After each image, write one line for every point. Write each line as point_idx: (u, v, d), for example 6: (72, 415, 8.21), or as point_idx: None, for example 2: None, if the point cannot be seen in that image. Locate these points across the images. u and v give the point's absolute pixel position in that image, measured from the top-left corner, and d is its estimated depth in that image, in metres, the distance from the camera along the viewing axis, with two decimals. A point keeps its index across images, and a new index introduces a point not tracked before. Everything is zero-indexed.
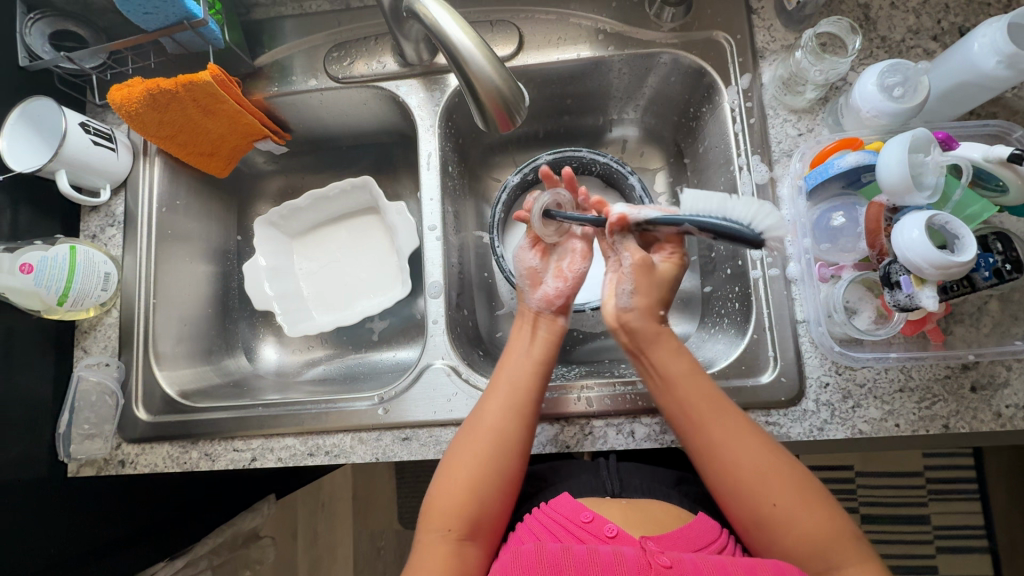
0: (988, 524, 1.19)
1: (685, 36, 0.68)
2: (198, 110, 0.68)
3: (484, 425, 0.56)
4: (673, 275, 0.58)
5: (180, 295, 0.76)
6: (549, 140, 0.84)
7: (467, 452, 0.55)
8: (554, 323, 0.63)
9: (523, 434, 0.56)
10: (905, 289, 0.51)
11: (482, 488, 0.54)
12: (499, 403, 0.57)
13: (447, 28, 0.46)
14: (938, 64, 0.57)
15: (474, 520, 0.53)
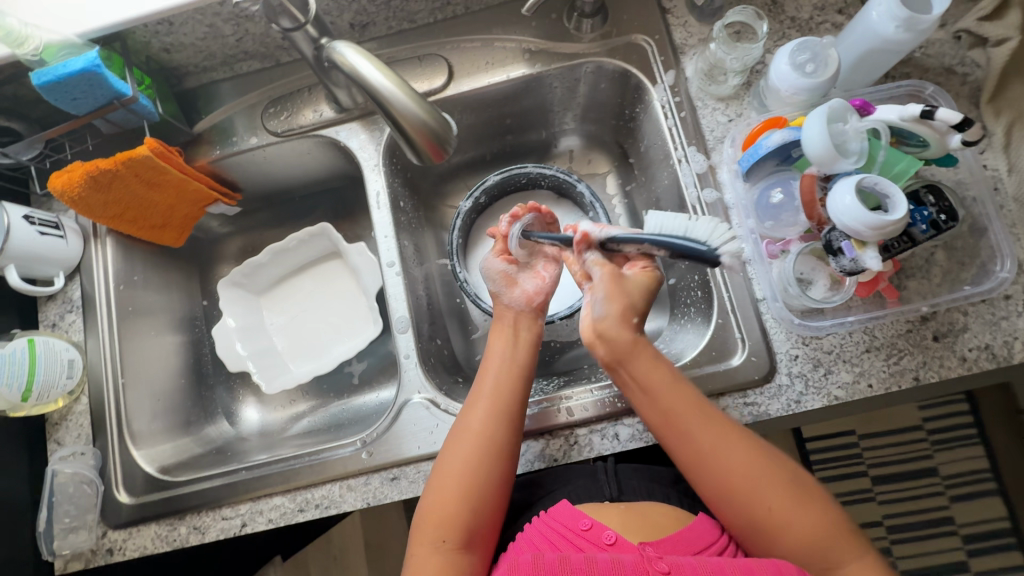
0: (995, 467, 1.20)
1: (607, 43, 0.69)
2: (141, 184, 0.68)
3: (469, 429, 0.56)
4: (646, 287, 0.57)
5: (150, 370, 0.75)
6: (498, 161, 0.86)
7: (456, 458, 0.55)
8: (535, 321, 0.64)
9: (508, 433, 0.56)
10: (848, 254, 0.52)
11: (472, 492, 0.53)
12: (484, 405, 0.57)
13: (364, 71, 0.48)
14: (847, 32, 0.59)
15: (470, 526, 0.53)
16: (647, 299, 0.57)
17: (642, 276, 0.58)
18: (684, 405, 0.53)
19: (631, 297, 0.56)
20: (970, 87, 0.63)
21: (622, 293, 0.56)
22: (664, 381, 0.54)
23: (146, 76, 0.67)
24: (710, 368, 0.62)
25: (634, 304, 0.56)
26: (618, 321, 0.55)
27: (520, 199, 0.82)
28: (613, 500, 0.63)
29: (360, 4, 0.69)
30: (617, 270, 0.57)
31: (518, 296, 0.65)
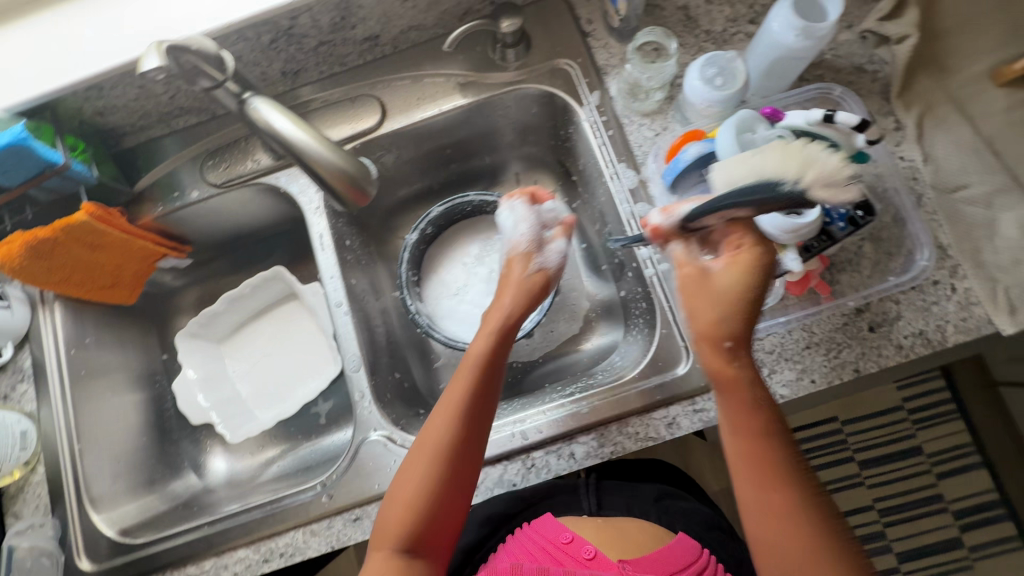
0: (977, 440, 1.21)
1: (532, 70, 0.71)
2: (85, 248, 0.69)
3: (419, 445, 0.51)
4: (738, 284, 0.46)
5: (108, 432, 0.74)
6: (447, 190, 0.87)
7: (411, 466, 0.50)
8: (516, 304, 0.57)
9: (459, 453, 0.50)
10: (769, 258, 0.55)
11: (411, 519, 0.48)
12: (444, 414, 0.51)
13: (276, 122, 0.49)
14: (752, 50, 0.61)
15: (420, 540, 0.48)
16: (741, 309, 0.46)
17: (735, 269, 0.47)
18: (760, 470, 0.43)
19: (716, 307, 0.46)
20: (881, 83, 0.65)
21: (706, 303, 0.47)
22: (740, 434, 0.44)
23: (80, 141, 0.68)
24: (657, 379, 0.62)
25: (722, 322, 0.46)
26: (714, 351, 0.46)
27: (468, 226, 0.83)
28: (592, 513, 0.70)
29: (288, 53, 0.69)
30: (699, 271, 0.49)
31: (536, 271, 0.60)
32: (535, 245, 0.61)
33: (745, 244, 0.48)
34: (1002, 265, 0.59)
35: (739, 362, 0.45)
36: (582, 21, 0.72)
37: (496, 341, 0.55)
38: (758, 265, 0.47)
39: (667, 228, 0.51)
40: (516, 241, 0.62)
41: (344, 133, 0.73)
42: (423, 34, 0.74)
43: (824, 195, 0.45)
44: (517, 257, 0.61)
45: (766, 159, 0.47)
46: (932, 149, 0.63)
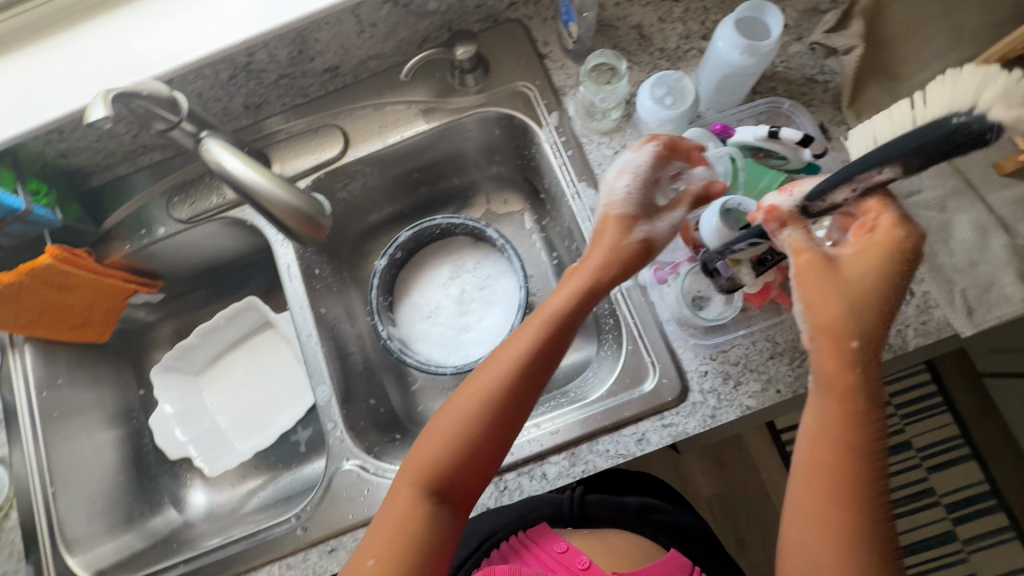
0: (965, 431, 1.21)
1: (491, 93, 0.72)
2: (53, 290, 0.69)
3: (462, 395, 0.49)
4: (870, 268, 0.43)
5: (83, 472, 0.74)
6: (418, 213, 0.87)
7: (454, 404, 0.49)
8: (605, 273, 0.50)
9: (506, 413, 0.48)
10: (725, 273, 0.56)
11: (443, 469, 0.47)
12: (498, 363, 0.49)
13: (226, 163, 0.50)
14: (704, 70, 0.63)
15: (448, 479, 0.47)
16: (872, 295, 0.43)
17: (862, 258, 0.43)
18: (830, 478, 0.41)
19: (842, 298, 0.43)
20: (832, 93, 0.67)
21: (831, 290, 0.44)
22: (830, 442, 0.42)
23: (41, 183, 0.68)
24: (625, 396, 0.62)
25: (847, 315, 0.43)
26: (835, 348, 0.43)
27: (440, 248, 0.84)
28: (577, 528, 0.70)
29: (248, 87, 0.70)
30: (821, 259, 0.44)
31: (631, 244, 0.51)
32: (640, 210, 0.51)
33: (876, 221, 0.44)
34: (959, 267, 0.60)
35: (858, 367, 0.42)
36: (538, 43, 0.73)
37: (573, 305, 0.50)
38: (892, 253, 0.43)
39: (785, 210, 0.46)
40: (610, 201, 0.52)
41: (308, 163, 0.73)
42: (383, 62, 0.74)
43: (992, 100, 0.34)
44: (616, 220, 0.51)
45: (930, 103, 0.39)
46: None
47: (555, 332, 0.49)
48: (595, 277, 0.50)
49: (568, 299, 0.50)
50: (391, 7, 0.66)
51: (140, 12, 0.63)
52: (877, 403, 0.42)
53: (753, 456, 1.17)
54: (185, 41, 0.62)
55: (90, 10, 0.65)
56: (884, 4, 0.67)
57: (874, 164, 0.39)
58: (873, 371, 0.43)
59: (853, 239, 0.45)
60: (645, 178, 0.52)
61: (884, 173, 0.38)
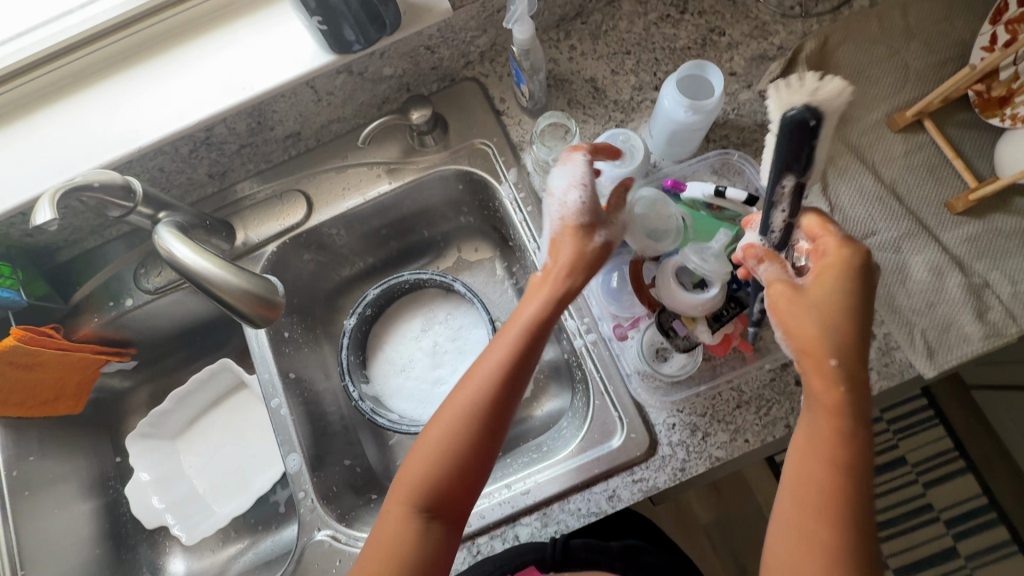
0: (959, 444, 1.19)
1: (451, 152, 0.74)
2: (20, 370, 0.69)
3: (447, 409, 0.48)
4: (837, 287, 0.44)
5: (56, 551, 0.74)
6: (390, 265, 0.87)
7: (442, 416, 0.48)
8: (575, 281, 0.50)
9: (492, 423, 0.47)
10: (682, 331, 0.59)
11: (433, 486, 0.46)
12: (478, 374, 0.48)
13: (175, 250, 0.53)
14: (653, 128, 0.65)
15: (438, 494, 0.46)
16: (845, 312, 0.43)
17: (831, 278, 0.44)
18: (814, 495, 0.42)
19: (816, 320, 0.44)
20: None
21: (806, 311, 0.44)
22: (817, 461, 0.42)
23: (6, 263, 0.69)
24: (593, 452, 0.62)
25: (825, 336, 0.43)
26: (816, 370, 0.43)
27: (412, 301, 0.84)
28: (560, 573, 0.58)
29: (210, 159, 0.70)
30: (793, 287, 0.45)
31: (595, 248, 0.51)
32: (597, 215, 0.52)
33: (831, 245, 0.45)
34: (918, 308, 0.60)
35: (842, 385, 0.43)
36: (495, 100, 0.74)
37: (548, 308, 0.49)
38: (851, 270, 0.44)
39: (759, 247, 0.48)
40: (566, 210, 0.53)
41: (273, 229, 0.74)
42: (344, 125, 0.76)
43: (804, 97, 0.39)
44: (576, 227, 0.52)
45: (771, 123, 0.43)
46: (838, 199, 0.64)
47: (532, 339, 0.48)
48: (564, 280, 0.50)
49: (540, 304, 0.50)
50: (345, 77, 0.67)
51: (99, 99, 0.65)
52: (862, 420, 0.43)
53: (749, 484, 1.15)
54: (144, 125, 0.63)
55: (52, 97, 0.67)
56: (830, 49, 0.68)
57: (776, 181, 0.43)
58: (858, 388, 0.43)
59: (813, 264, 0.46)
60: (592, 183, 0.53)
61: (784, 189, 0.43)
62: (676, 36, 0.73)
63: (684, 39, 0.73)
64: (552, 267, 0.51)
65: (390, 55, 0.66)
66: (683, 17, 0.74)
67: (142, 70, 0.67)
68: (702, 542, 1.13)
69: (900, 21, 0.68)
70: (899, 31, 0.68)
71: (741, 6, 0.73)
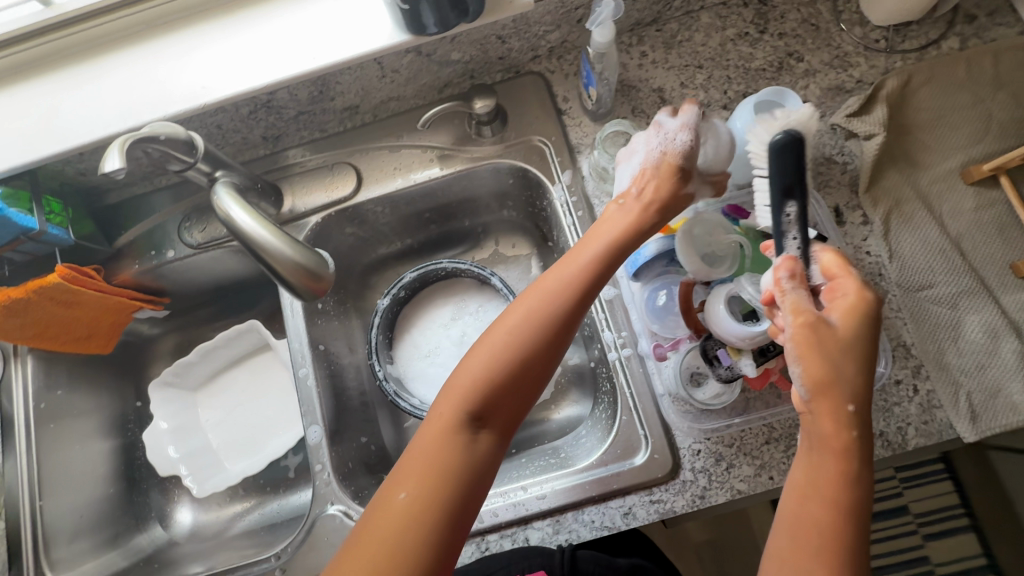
0: (965, 501, 1.16)
1: (508, 145, 0.73)
2: (58, 306, 0.69)
3: (514, 313, 0.50)
4: (854, 330, 0.44)
5: (73, 484, 0.75)
6: (427, 248, 0.87)
7: (513, 316, 0.50)
8: (653, 214, 0.56)
9: (565, 324, 0.50)
10: (725, 361, 0.57)
11: (491, 386, 0.47)
12: (560, 276, 0.51)
13: (234, 212, 0.53)
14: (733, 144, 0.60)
15: (499, 394, 0.47)
16: (857, 356, 0.44)
17: (853, 322, 0.44)
18: (816, 531, 0.41)
19: (838, 361, 0.43)
20: (850, 176, 0.66)
21: (827, 349, 0.43)
22: (821, 499, 0.42)
23: (56, 200, 0.69)
24: (615, 467, 0.61)
25: (842, 377, 0.43)
26: (830, 411, 0.43)
27: (445, 288, 0.84)
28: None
29: (268, 121, 0.71)
30: (818, 318, 0.44)
31: (685, 193, 0.57)
32: (694, 162, 0.58)
33: (851, 287, 0.46)
34: (966, 368, 0.58)
35: (854, 430, 0.43)
36: (558, 99, 0.73)
37: (629, 237, 0.55)
38: (868, 318, 0.44)
39: (798, 267, 0.47)
40: (669, 148, 0.58)
41: (320, 201, 0.74)
42: (403, 104, 0.75)
43: (783, 126, 0.50)
44: (676, 163, 0.57)
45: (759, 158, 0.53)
46: (898, 246, 0.63)
47: (609, 259, 0.53)
48: (650, 212, 0.56)
49: (621, 233, 0.55)
50: (413, 57, 0.66)
51: (169, 49, 0.65)
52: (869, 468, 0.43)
53: (749, 512, 1.14)
54: (210, 82, 0.63)
55: (123, 41, 0.67)
56: (910, 90, 0.66)
57: (780, 209, 0.50)
58: (868, 435, 0.43)
59: (830, 302, 0.46)
60: (699, 130, 0.59)
61: (791, 216, 0.50)
62: (753, 55, 0.71)
63: (760, 60, 0.71)
64: (640, 196, 0.57)
65: (461, 40, 0.66)
66: (762, 37, 0.72)
67: (215, 25, 0.66)
68: (691, 562, 1.13)
69: (989, 69, 0.65)
70: (988, 79, 0.65)
71: (823, 33, 0.71)
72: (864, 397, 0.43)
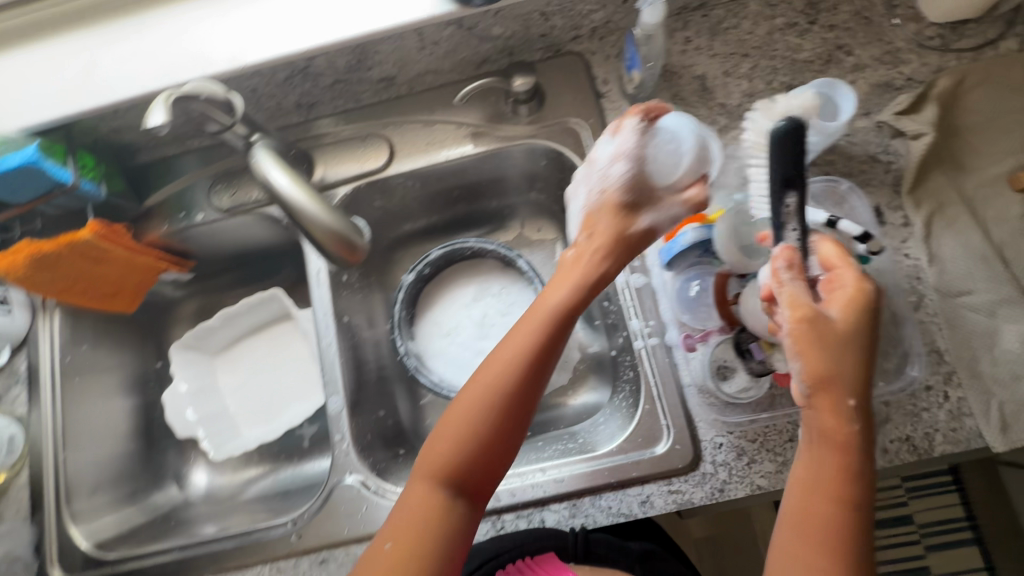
0: (971, 515, 1.15)
1: (543, 126, 0.72)
2: (87, 262, 0.70)
3: (479, 378, 0.48)
4: (854, 325, 0.43)
5: (94, 438, 0.76)
6: (454, 227, 0.85)
7: (477, 380, 0.48)
8: (602, 255, 0.52)
9: (525, 393, 0.47)
10: (758, 355, 0.56)
11: (463, 456, 0.46)
12: (517, 344, 0.48)
13: (270, 170, 0.53)
14: (685, 159, 0.57)
15: (470, 461, 0.46)
16: (857, 350, 0.43)
17: (851, 314, 0.44)
18: (818, 528, 0.41)
19: (838, 355, 0.43)
20: (893, 175, 0.64)
21: (827, 345, 0.43)
22: (823, 493, 0.42)
23: (91, 156, 0.69)
24: (635, 455, 0.61)
25: (843, 372, 0.43)
26: (831, 405, 0.43)
27: (469, 268, 0.83)
28: (579, 563, 0.62)
29: (303, 88, 0.71)
30: (816, 312, 0.44)
31: (632, 225, 0.53)
32: (637, 189, 0.55)
33: (850, 280, 0.45)
34: (1000, 379, 0.57)
35: (852, 424, 0.43)
36: (598, 82, 0.71)
37: (582, 293, 0.50)
38: (867, 310, 0.44)
39: (797, 257, 0.46)
40: (606, 186, 0.56)
41: (351, 171, 0.74)
42: (438, 78, 0.74)
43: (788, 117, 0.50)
44: (615, 199, 0.55)
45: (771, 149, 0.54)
46: (938, 250, 0.61)
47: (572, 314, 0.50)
48: (597, 261, 0.52)
49: (579, 285, 0.51)
50: (454, 29, 0.66)
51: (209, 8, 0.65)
52: (868, 459, 0.43)
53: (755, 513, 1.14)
54: (250, 44, 0.62)
55: None
56: (962, 91, 0.64)
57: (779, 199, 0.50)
58: (867, 427, 0.43)
59: (828, 295, 0.46)
60: (637, 155, 0.56)
61: (790, 208, 0.49)
62: (801, 46, 0.69)
63: (807, 51, 0.69)
64: (584, 239, 0.54)
65: (503, 14, 0.65)
66: (811, 28, 0.70)
67: None
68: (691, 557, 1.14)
69: None
70: None
71: (875, 27, 0.69)
72: (862, 390, 0.43)
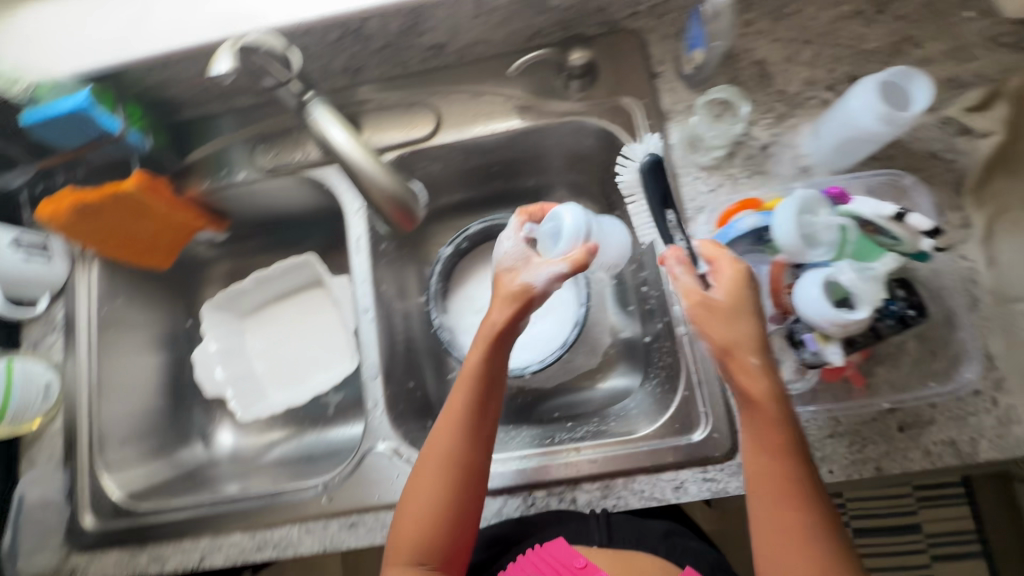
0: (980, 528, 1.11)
1: (594, 104, 0.70)
2: (128, 214, 0.70)
3: (428, 465, 0.53)
4: (744, 293, 0.47)
5: (126, 391, 0.77)
6: (490, 203, 0.85)
7: (428, 462, 0.54)
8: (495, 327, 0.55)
9: (469, 467, 0.53)
10: (811, 347, 0.55)
11: (433, 525, 0.52)
12: (450, 429, 0.54)
13: (331, 128, 0.56)
14: (566, 235, 0.57)
15: (439, 528, 0.52)
16: (754, 315, 0.46)
17: (737, 289, 0.47)
18: (774, 483, 0.46)
19: (738, 322, 0.46)
20: (954, 174, 0.63)
21: (727, 323, 0.46)
22: (766, 449, 0.46)
23: (137, 108, 0.69)
24: (671, 442, 0.60)
25: (744, 339, 0.46)
26: (743, 369, 0.46)
27: None
28: (602, 546, 0.58)
29: (352, 51, 0.70)
30: (706, 296, 0.47)
31: (508, 291, 0.56)
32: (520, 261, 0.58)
33: (726, 265, 0.48)
34: None
35: (767, 376, 0.46)
36: (653, 61, 0.70)
37: (488, 363, 0.55)
38: (748, 275, 0.48)
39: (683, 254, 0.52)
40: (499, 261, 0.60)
41: (396, 139, 0.73)
42: (489, 48, 0.73)
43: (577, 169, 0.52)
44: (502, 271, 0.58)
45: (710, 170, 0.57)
46: (998, 253, 0.60)
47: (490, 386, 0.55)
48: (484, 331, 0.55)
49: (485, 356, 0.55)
50: None
51: None
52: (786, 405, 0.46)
53: None
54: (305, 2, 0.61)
55: None
56: None
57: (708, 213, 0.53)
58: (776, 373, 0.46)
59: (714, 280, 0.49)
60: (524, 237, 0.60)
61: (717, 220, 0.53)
62: (866, 36, 0.67)
63: (873, 42, 0.67)
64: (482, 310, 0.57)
65: None
66: (879, 17, 0.67)
67: None
68: None
69: None
70: None
71: (946, 19, 0.67)
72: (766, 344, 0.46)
